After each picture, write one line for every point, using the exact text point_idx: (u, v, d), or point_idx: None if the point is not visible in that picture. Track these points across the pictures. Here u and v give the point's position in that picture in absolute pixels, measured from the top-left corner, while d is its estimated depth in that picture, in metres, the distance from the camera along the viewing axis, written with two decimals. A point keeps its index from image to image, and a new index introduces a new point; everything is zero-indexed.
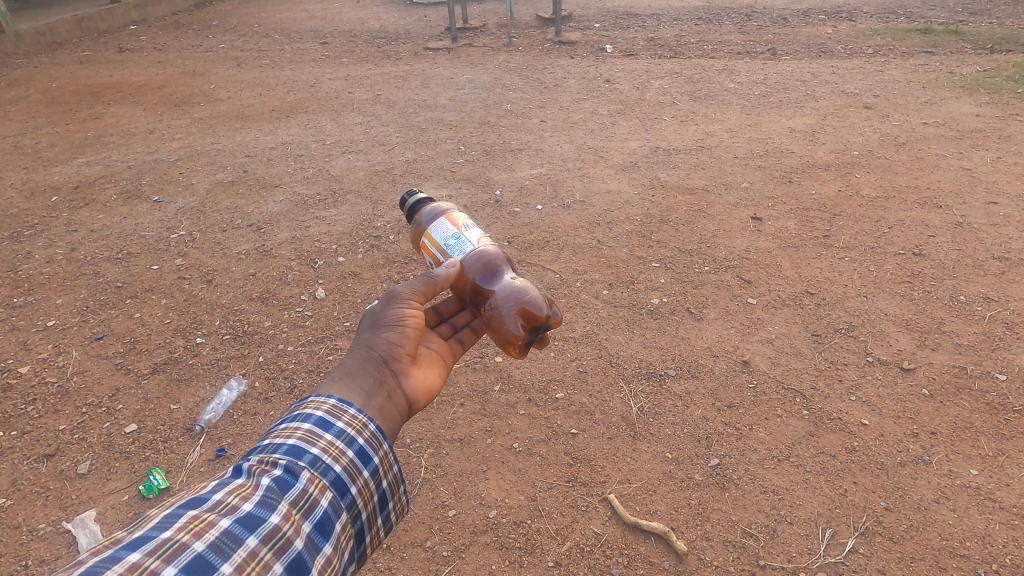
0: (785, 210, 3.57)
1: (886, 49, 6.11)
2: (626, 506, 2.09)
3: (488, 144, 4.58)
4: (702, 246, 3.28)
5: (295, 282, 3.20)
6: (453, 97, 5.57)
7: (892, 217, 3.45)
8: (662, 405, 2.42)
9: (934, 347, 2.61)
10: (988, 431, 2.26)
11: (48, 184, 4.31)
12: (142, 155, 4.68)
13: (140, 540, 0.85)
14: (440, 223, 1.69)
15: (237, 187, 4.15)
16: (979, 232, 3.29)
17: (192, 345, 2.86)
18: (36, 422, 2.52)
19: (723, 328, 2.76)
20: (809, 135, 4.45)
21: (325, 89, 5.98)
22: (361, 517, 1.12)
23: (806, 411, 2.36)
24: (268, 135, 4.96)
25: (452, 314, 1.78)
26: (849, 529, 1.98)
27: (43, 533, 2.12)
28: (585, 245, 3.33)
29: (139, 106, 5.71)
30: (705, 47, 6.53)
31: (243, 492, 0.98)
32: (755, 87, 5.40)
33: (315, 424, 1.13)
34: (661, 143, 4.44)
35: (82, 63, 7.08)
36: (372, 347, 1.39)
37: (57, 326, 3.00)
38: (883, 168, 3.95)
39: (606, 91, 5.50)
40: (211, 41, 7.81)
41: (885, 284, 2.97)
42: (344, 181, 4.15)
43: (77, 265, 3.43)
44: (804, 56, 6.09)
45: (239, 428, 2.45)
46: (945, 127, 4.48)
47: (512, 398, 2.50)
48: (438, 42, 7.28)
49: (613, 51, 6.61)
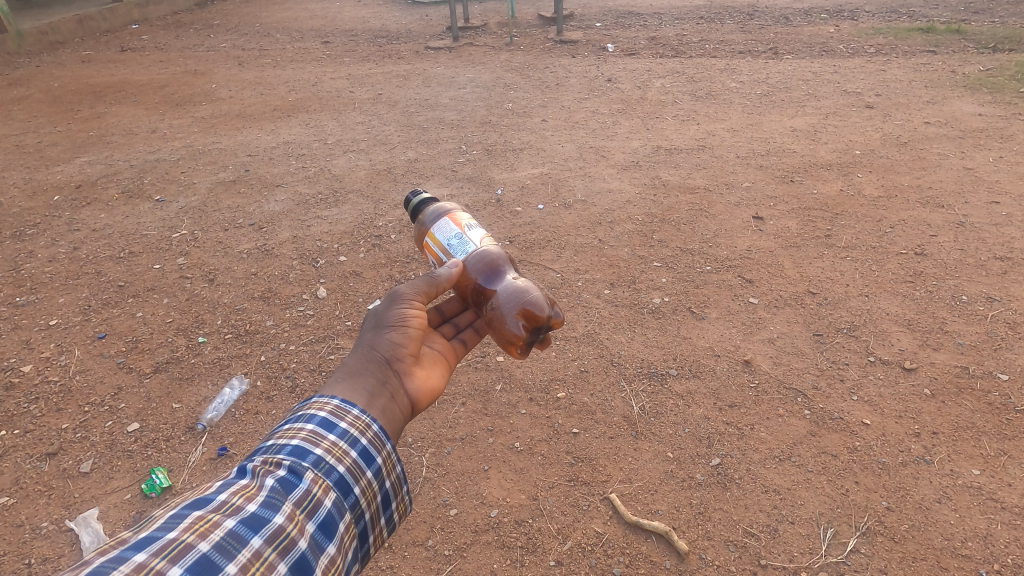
0: (787, 210, 3.56)
1: (888, 48, 6.10)
2: (627, 505, 2.09)
3: (489, 143, 4.57)
4: (704, 246, 3.28)
5: (296, 281, 3.20)
6: (454, 96, 5.57)
7: (894, 217, 3.44)
8: (663, 404, 2.42)
9: (936, 347, 2.60)
10: (990, 431, 2.26)
11: (50, 183, 4.31)
12: (144, 154, 4.69)
13: (145, 540, 0.86)
14: (443, 223, 1.70)
15: (238, 186, 4.15)
16: (981, 231, 3.28)
17: (194, 344, 2.86)
18: (39, 421, 2.53)
19: (725, 327, 2.76)
20: (811, 134, 4.45)
21: (327, 89, 5.99)
22: (364, 517, 1.12)
23: (807, 411, 2.36)
24: (269, 134, 4.96)
25: (454, 314, 1.78)
26: (850, 529, 1.98)
27: (46, 531, 2.12)
28: (586, 244, 3.33)
29: (141, 106, 5.71)
30: (706, 46, 6.53)
31: (247, 492, 0.98)
32: (757, 86, 5.40)
33: (319, 425, 1.13)
34: (662, 142, 4.44)
35: (83, 62, 7.09)
36: (375, 347, 1.39)
37: (60, 325, 3.01)
38: (885, 168, 3.94)
39: (607, 90, 5.50)
40: (212, 40, 7.82)
41: (887, 284, 2.96)
42: (345, 180, 4.15)
43: (79, 264, 3.43)
44: (805, 56, 6.08)
45: (241, 427, 2.45)
46: (947, 126, 4.48)
47: (514, 398, 2.50)
48: (439, 42, 7.28)
49: (614, 50, 6.61)
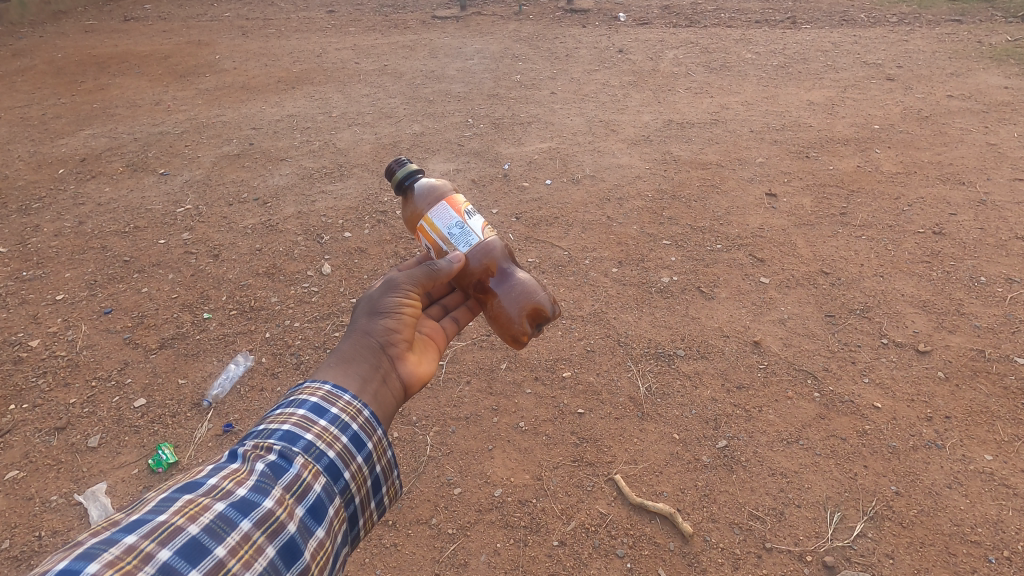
0: (801, 186, 3.48)
1: (912, 17, 5.89)
2: (632, 486, 2.08)
3: (497, 117, 4.47)
4: (714, 223, 3.21)
5: (301, 258, 3.17)
6: (462, 67, 5.45)
7: (913, 194, 3.35)
8: (671, 386, 2.39)
9: (951, 330, 2.55)
10: (1005, 416, 2.22)
11: (54, 157, 4.28)
12: (149, 127, 4.64)
13: (135, 523, 0.84)
14: (442, 207, 1.59)
15: (243, 160, 4.10)
16: (1003, 210, 3.19)
17: (199, 320, 2.85)
18: (47, 396, 2.54)
19: (735, 308, 2.71)
20: (829, 108, 4.31)
21: (332, 60, 5.88)
22: (354, 501, 1.10)
23: (817, 394, 2.32)
24: (274, 107, 4.89)
25: (442, 295, 1.74)
26: (858, 513, 1.95)
27: (55, 505, 2.15)
28: (593, 221, 3.27)
29: (144, 77, 5.64)
30: (722, 15, 6.32)
31: (238, 476, 0.97)
32: (773, 57, 5.23)
33: (311, 410, 1.11)
34: (675, 116, 4.33)
35: (87, 32, 6.99)
36: (369, 332, 1.35)
37: (67, 300, 3.01)
38: (905, 143, 3.83)
39: (618, 61, 5.36)
40: (216, 10, 7.66)
41: (903, 264, 2.89)
42: (351, 155, 4.09)
43: (85, 239, 3.42)
44: (825, 25, 5.89)
45: (246, 404, 2.45)
46: (970, 100, 4.33)
47: (519, 377, 2.47)
48: (447, 11, 7.09)
49: (626, 20, 6.41)
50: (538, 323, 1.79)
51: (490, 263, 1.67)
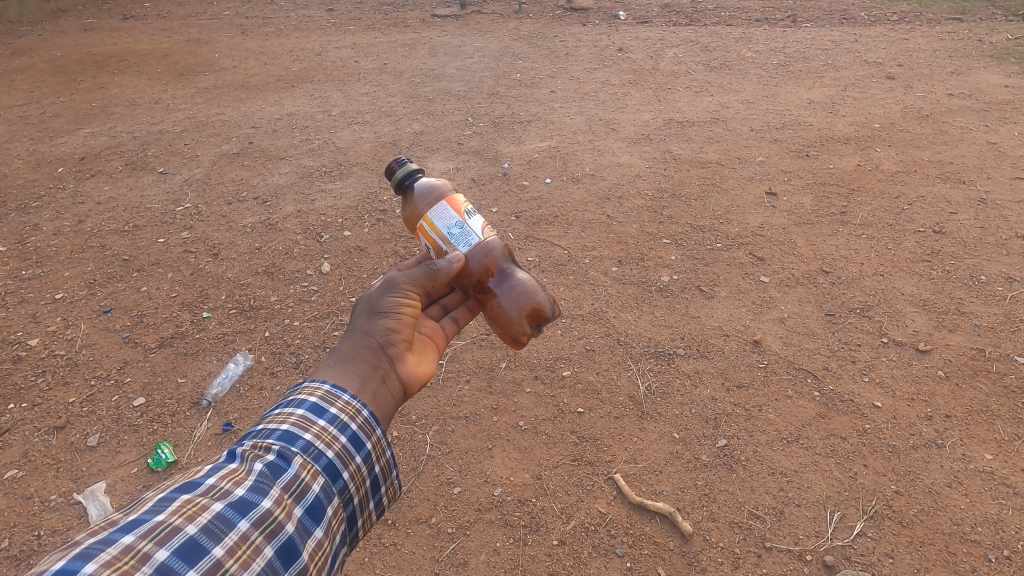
0: (801, 185, 3.48)
1: (913, 15, 5.88)
2: (632, 486, 2.07)
3: (497, 115, 4.47)
4: (714, 222, 3.21)
5: (300, 257, 3.17)
6: (462, 66, 5.44)
7: (913, 193, 3.35)
8: (670, 385, 2.38)
9: (951, 329, 2.55)
10: (1005, 415, 2.21)
11: (54, 156, 4.27)
12: (148, 126, 4.63)
13: (132, 523, 0.84)
14: (442, 207, 1.59)
15: (242, 159, 4.10)
16: (1003, 209, 3.19)
17: (198, 319, 2.85)
18: (46, 395, 2.53)
19: (734, 307, 2.71)
20: (829, 107, 4.31)
21: (331, 58, 5.87)
22: (353, 501, 1.10)
23: (817, 393, 2.32)
24: (274, 105, 4.89)
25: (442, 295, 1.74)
26: (858, 513, 1.95)
27: (55, 504, 2.14)
28: (593, 220, 3.27)
29: (144, 76, 5.63)
30: (722, 13, 6.31)
31: (236, 476, 0.96)
32: (774, 56, 5.23)
33: (310, 410, 1.11)
34: (675, 115, 4.32)
35: (86, 31, 6.98)
36: (369, 332, 1.35)
37: (66, 299, 3.00)
38: (905, 142, 3.82)
39: (618, 60, 5.36)
40: (216, 8, 7.65)
41: (903, 263, 2.88)
42: (350, 153, 4.08)
43: (84, 238, 3.41)
44: (825, 24, 5.88)
45: (245, 403, 2.45)
46: (971, 98, 4.33)
47: (518, 376, 2.47)
48: (446, 9, 7.08)
49: (626, 18, 6.40)
50: (538, 324, 1.78)
51: (490, 263, 1.67)
